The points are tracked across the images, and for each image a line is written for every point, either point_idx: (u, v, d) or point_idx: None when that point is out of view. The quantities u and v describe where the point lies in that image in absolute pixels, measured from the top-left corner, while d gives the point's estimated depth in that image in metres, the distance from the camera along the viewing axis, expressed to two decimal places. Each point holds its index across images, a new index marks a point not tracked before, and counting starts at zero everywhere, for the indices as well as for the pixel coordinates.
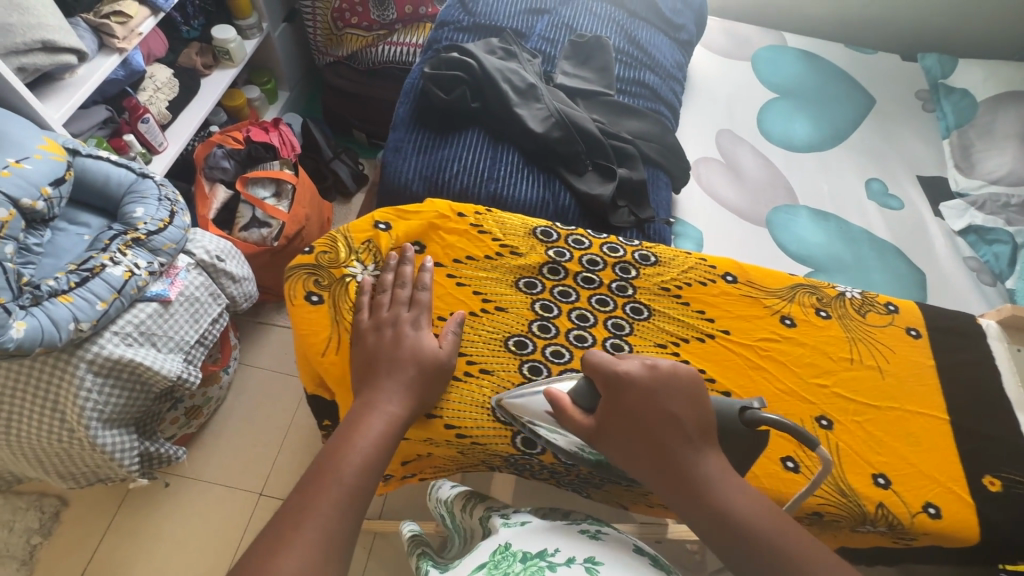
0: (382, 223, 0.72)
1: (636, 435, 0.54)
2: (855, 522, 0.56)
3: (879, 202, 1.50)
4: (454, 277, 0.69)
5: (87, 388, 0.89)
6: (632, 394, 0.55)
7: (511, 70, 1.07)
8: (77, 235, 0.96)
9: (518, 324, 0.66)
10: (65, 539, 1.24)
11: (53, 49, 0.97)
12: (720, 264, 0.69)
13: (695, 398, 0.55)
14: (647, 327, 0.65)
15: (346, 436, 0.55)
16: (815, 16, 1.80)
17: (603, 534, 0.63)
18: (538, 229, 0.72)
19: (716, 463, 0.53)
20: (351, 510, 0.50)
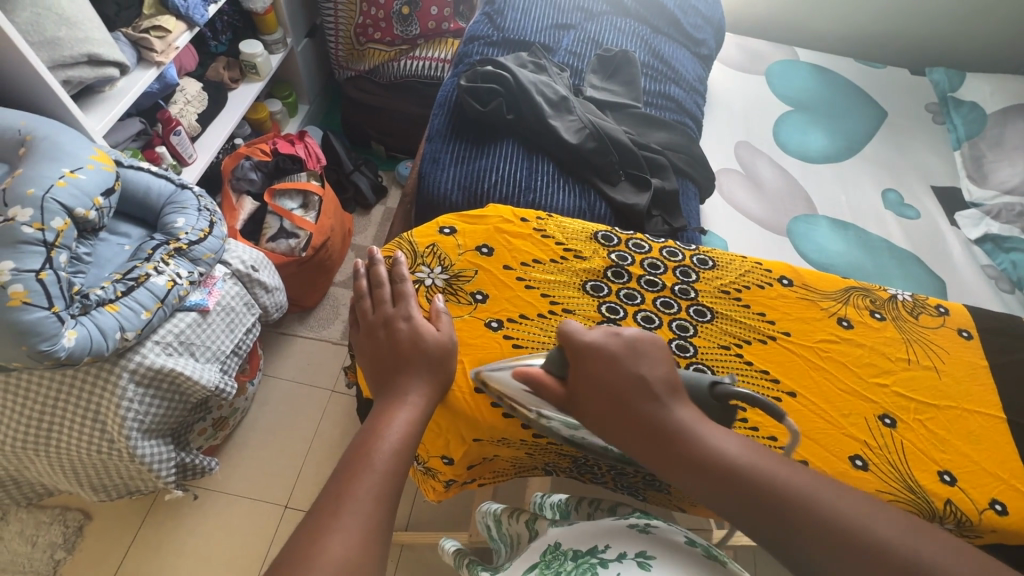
0: (447, 227, 0.72)
1: (616, 405, 0.52)
2: (925, 519, 0.55)
3: (895, 211, 1.53)
4: (522, 280, 0.68)
5: (128, 398, 0.88)
6: (596, 362, 0.54)
7: (543, 84, 1.11)
8: (118, 245, 0.96)
9: (585, 326, 0.65)
10: (89, 554, 1.22)
11: (97, 62, 0.99)
12: (777, 268, 0.70)
13: (662, 360, 0.54)
14: (712, 329, 0.63)
15: (376, 425, 0.53)
16: (824, 32, 1.85)
17: (654, 525, 0.62)
18: (599, 233, 0.72)
19: (687, 415, 0.51)
20: (389, 493, 0.48)
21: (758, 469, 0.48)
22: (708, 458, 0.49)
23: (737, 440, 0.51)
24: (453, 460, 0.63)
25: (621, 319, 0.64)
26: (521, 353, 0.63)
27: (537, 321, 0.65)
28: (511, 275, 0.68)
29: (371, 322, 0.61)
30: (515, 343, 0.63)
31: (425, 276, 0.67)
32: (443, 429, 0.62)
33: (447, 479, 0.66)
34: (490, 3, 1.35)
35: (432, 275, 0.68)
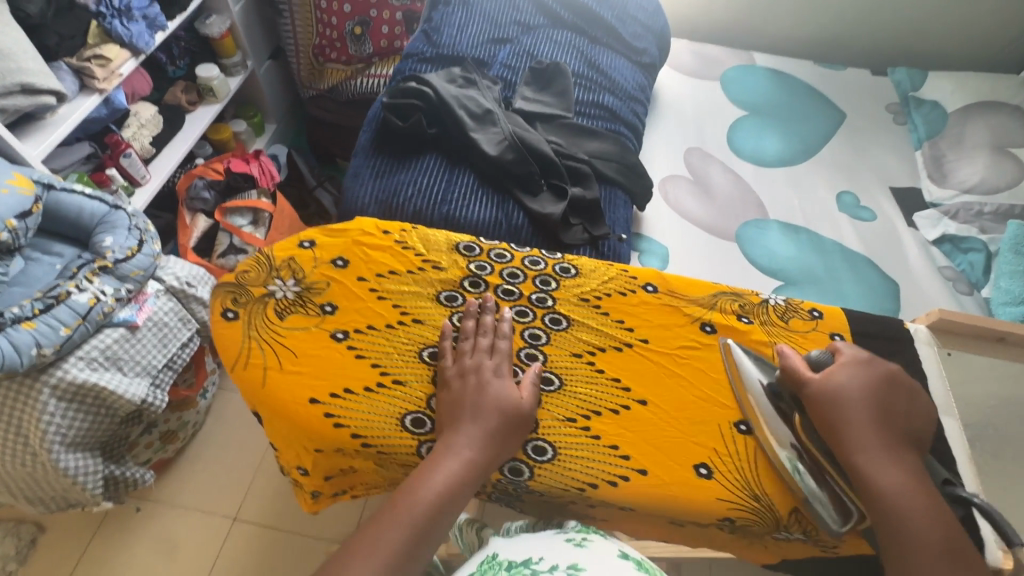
0: (307, 241, 0.72)
1: (855, 403, 0.58)
2: (771, 529, 0.59)
3: (850, 213, 1.51)
4: (374, 290, 0.69)
5: (49, 413, 0.91)
6: (870, 377, 0.60)
7: (466, 97, 1.13)
8: (49, 265, 1.00)
9: (433, 335, 0.66)
10: (40, 566, 1.25)
11: (32, 91, 1.04)
12: (641, 275, 0.72)
13: (920, 411, 0.60)
14: (564, 337, 0.67)
15: (420, 477, 0.55)
16: (783, 35, 1.84)
17: (590, 540, 0.60)
18: (461, 243, 0.73)
19: (911, 469, 0.56)
20: (413, 548, 0.52)
21: (922, 528, 0.52)
22: (892, 486, 0.54)
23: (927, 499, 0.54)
24: (307, 470, 0.62)
25: None
26: (362, 362, 0.63)
27: (384, 331, 0.66)
28: (364, 286, 0.69)
29: (454, 370, 0.61)
30: (359, 353, 0.64)
31: (276, 289, 0.68)
32: (285, 441, 0.61)
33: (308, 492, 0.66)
34: (429, 21, 1.38)
35: (286, 288, 0.69)
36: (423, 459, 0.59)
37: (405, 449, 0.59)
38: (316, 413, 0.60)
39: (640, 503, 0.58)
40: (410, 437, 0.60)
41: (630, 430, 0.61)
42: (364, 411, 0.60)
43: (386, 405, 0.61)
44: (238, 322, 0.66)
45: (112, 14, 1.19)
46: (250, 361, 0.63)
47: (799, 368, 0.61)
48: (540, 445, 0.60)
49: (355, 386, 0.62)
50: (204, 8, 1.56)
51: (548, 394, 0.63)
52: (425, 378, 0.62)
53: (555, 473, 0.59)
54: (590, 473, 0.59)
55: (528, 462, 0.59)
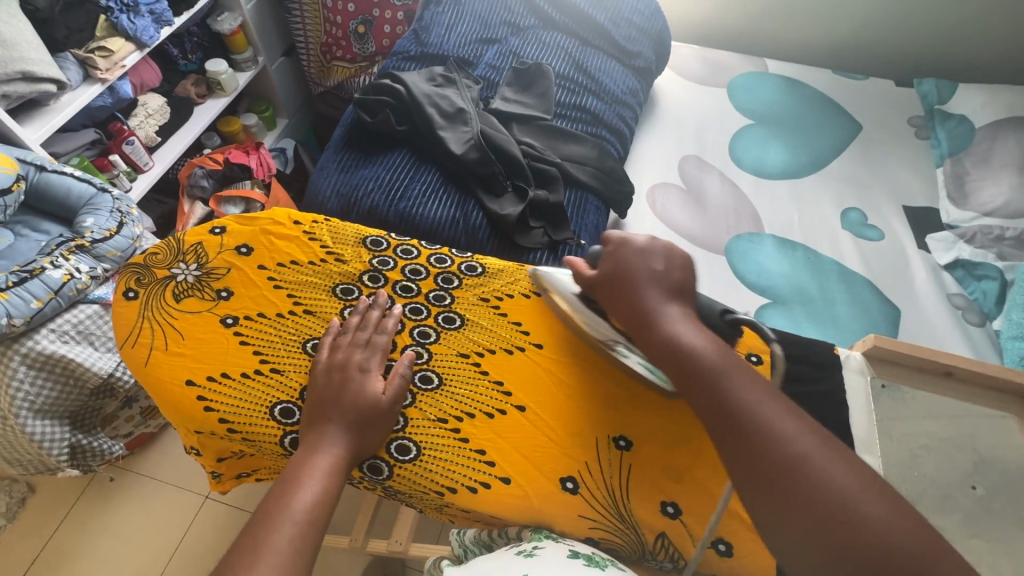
0: (218, 227, 0.74)
1: (619, 280, 0.63)
2: (638, 553, 0.61)
3: (854, 232, 1.41)
4: (272, 279, 0.70)
5: (18, 379, 0.97)
6: (625, 251, 0.65)
7: (440, 96, 1.13)
8: (36, 242, 1.06)
9: (320, 327, 0.67)
10: (27, 523, 1.33)
11: (33, 79, 1.10)
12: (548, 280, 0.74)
13: (682, 262, 0.64)
14: (454, 337, 0.68)
15: (293, 480, 0.55)
16: (802, 42, 1.75)
17: (541, 547, 0.57)
18: (370, 237, 0.74)
19: (679, 310, 0.61)
20: (303, 547, 0.52)
21: (713, 358, 0.56)
22: (672, 334, 0.59)
23: (708, 335, 0.59)
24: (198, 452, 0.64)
25: None
26: (245, 349, 0.65)
27: (272, 320, 0.67)
28: (263, 274, 0.70)
29: (317, 371, 0.62)
30: (243, 340, 0.65)
31: (178, 272, 0.70)
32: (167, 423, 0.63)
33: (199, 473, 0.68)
34: (420, 20, 1.39)
35: (189, 272, 0.71)
36: (285, 449, 0.60)
37: (270, 438, 0.60)
38: (190, 395, 0.62)
39: (497, 511, 0.60)
40: (277, 426, 0.61)
41: (501, 436, 0.62)
42: (238, 399, 0.61)
43: (260, 393, 0.62)
44: (136, 302, 0.68)
45: (120, 9, 1.28)
46: (140, 340, 0.66)
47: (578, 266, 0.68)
48: (405, 445, 0.61)
49: (232, 370, 0.63)
50: (218, 5, 1.63)
51: (424, 393, 0.64)
52: (302, 369, 0.63)
53: (415, 473, 0.60)
54: (450, 476, 0.60)
55: (388, 461, 0.61)
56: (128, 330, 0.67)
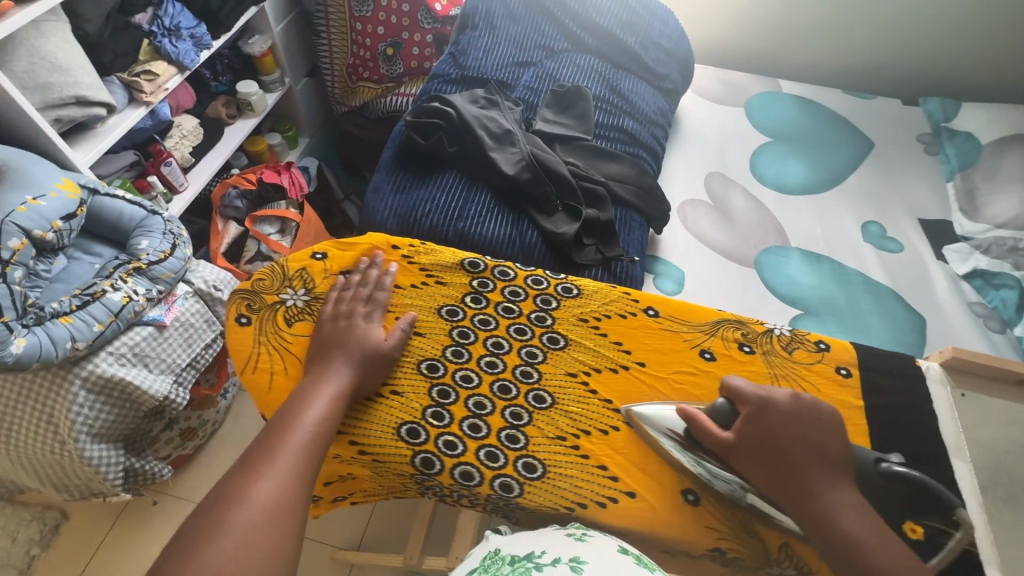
0: (321, 254, 0.79)
1: (773, 454, 0.60)
2: (762, 565, 0.62)
3: (876, 244, 1.47)
4: (377, 305, 0.74)
5: (78, 404, 0.96)
6: (776, 417, 0.61)
7: (488, 118, 1.16)
8: (89, 264, 1.06)
9: (431, 348, 0.70)
10: (61, 551, 1.30)
11: (86, 103, 1.11)
12: (642, 299, 0.75)
13: (833, 430, 0.62)
14: (559, 356, 0.71)
15: (303, 400, 0.64)
16: (812, 63, 1.83)
17: (589, 533, 0.60)
18: (468, 260, 0.78)
19: (838, 492, 0.58)
20: (312, 454, 0.61)
21: (884, 555, 0.54)
22: (842, 528, 0.56)
23: (873, 522, 0.57)
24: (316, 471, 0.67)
25: (468, 344, 0.70)
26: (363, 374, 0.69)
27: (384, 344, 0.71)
28: (367, 300, 0.74)
29: (325, 317, 0.72)
30: (363, 364, 0.69)
31: (287, 298, 0.75)
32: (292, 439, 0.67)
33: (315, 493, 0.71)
34: (457, 43, 1.42)
35: (296, 296, 0.76)
36: (417, 468, 0.63)
37: (403, 458, 0.63)
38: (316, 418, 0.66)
39: (625, 522, 0.62)
40: (407, 447, 0.64)
41: (618, 452, 0.65)
42: (365, 417, 0.65)
43: (385, 414, 0.66)
44: (251, 327, 0.73)
45: (163, 33, 1.29)
46: (260, 365, 0.71)
47: (709, 427, 0.62)
48: (530, 462, 0.63)
49: (357, 395, 0.67)
50: (248, 28, 1.65)
51: (540, 411, 0.67)
52: (421, 390, 0.67)
53: (547, 490, 0.62)
54: (579, 492, 0.63)
55: (517, 479, 0.62)
56: (246, 354, 0.72)
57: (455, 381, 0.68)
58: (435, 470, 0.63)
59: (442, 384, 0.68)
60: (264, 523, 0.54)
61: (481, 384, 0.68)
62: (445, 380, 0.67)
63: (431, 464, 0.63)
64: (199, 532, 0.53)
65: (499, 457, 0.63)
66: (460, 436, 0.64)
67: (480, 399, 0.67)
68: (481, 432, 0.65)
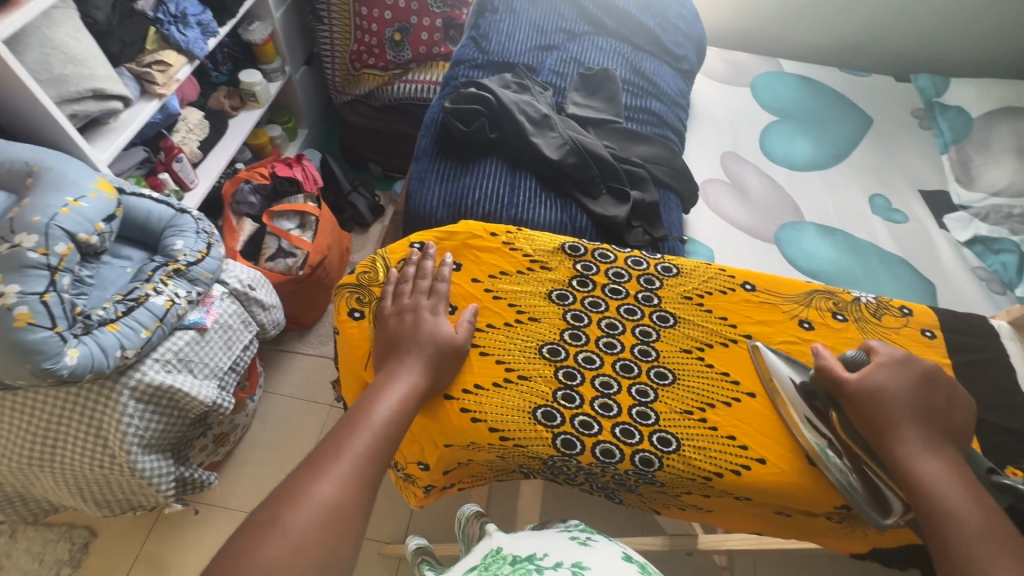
0: (419, 243, 0.76)
1: (889, 401, 0.59)
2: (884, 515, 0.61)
3: (883, 216, 1.53)
4: (489, 290, 0.72)
5: (129, 414, 0.91)
6: (910, 374, 0.61)
7: (526, 103, 1.14)
8: (121, 268, 0.99)
9: (549, 332, 0.69)
10: (93, 570, 1.23)
11: (102, 96, 1.05)
12: (739, 274, 0.75)
13: (960, 409, 0.60)
14: (673, 334, 0.70)
15: (373, 396, 0.59)
16: (808, 43, 1.88)
17: (595, 539, 0.60)
18: (566, 244, 0.77)
19: (944, 455, 0.57)
20: (381, 451, 0.55)
21: (971, 515, 0.52)
22: (927, 476, 0.55)
23: (974, 488, 0.55)
24: (429, 466, 0.65)
25: (585, 325, 0.69)
26: (487, 360, 0.66)
27: (503, 329, 0.69)
28: (479, 287, 0.72)
29: (388, 310, 0.67)
30: (483, 350, 0.67)
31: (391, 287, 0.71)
32: (415, 433, 0.63)
33: (424, 485, 0.68)
34: (476, 28, 1.41)
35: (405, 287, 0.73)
36: (558, 450, 0.61)
37: (540, 441, 0.61)
38: (452, 409, 0.63)
39: (765, 491, 0.62)
40: (545, 430, 0.62)
41: (744, 422, 0.64)
42: (498, 404, 0.63)
43: (515, 400, 0.63)
44: (366, 320, 0.69)
45: (169, 21, 1.22)
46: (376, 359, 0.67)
47: (834, 368, 0.63)
48: (665, 437, 0.62)
49: (484, 381, 0.64)
50: (247, 15, 1.58)
51: (665, 387, 0.66)
52: (548, 374, 0.65)
53: (686, 462, 0.61)
54: (714, 463, 0.62)
55: (657, 453, 0.61)
56: (363, 350, 0.68)
57: (577, 363, 0.66)
58: (577, 450, 0.61)
59: (566, 366, 0.66)
60: (320, 527, 0.47)
61: (604, 364, 0.66)
62: (568, 361, 0.66)
63: (572, 446, 0.61)
64: (249, 533, 0.46)
65: (633, 434, 0.62)
66: (593, 416, 0.63)
67: (606, 378, 0.65)
68: (613, 410, 0.63)
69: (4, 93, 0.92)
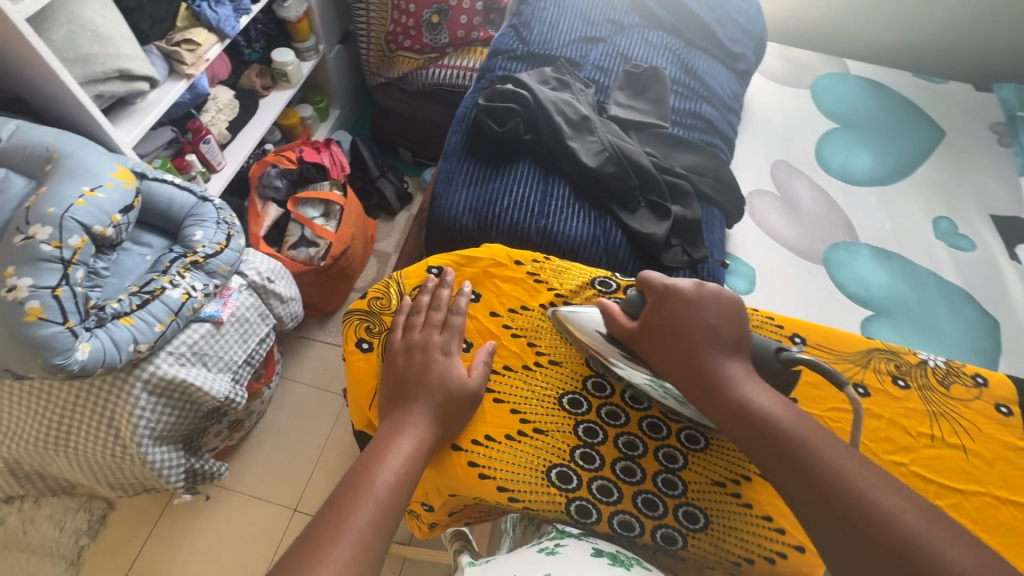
0: (437, 269, 0.73)
1: (672, 341, 0.59)
2: None
3: (947, 242, 1.36)
4: (508, 327, 0.69)
5: (141, 407, 0.91)
6: (675, 302, 0.61)
7: (565, 103, 1.06)
8: (140, 256, 0.97)
9: (571, 379, 0.65)
10: (110, 542, 1.26)
11: (128, 77, 1.02)
12: (788, 325, 0.69)
13: (731, 312, 0.60)
14: None
15: (377, 457, 0.54)
16: (880, 43, 1.71)
17: (564, 545, 0.55)
18: (597, 279, 0.74)
19: (739, 368, 0.57)
20: (386, 526, 0.50)
21: (785, 422, 0.52)
22: (738, 397, 0.55)
23: (776, 393, 0.55)
24: (432, 508, 0.62)
25: (610, 373, 0.66)
26: (502, 408, 0.62)
27: (521, 372, 0.65)
28: (498, 322, 0.69)
29: (394, 349, 0.64)
30: (497, 397, 0.63)
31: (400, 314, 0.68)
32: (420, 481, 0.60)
33: (428, 521, 0.66)
34: (519, 16, 1.32)
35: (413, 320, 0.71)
36: (572, 517, 0.57)
37: (553, 506, 0.57)
38: (460, 461, 0.59)
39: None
40: (559, 493, 0.58)
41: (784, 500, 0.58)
42: (512, 462, 0.59)
43: (530, 456, 0.59)
44: (374, 352, 0.67)
45: None
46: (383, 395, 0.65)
47: (614, 317, 0.63)
48: (691, 511, 0.57)
49: (497, 432, 0.60)
50: None
51: (694, 453, 0.61)
52: (567, 429, 0.61)
53: (712, 542, 0.56)
54: (744, 545, 0.56)
55: (681, 530, 0.56)
56: (370, 384, 0.66)
57: (599, 417, 0.62)
58: (592, 519, 0.57)
59: (587, 421, 0.62)
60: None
61: (629, 421, 0.63)
62: (590, 416, 0.62)
63: (587, 514, 0.57)
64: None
65: (657, 505, 0.57)
66: (613, 480, 0.58)
67: (631, 437, 0.61)
68: (636, 476, 0.59)
69: (28, 71, 0.89)
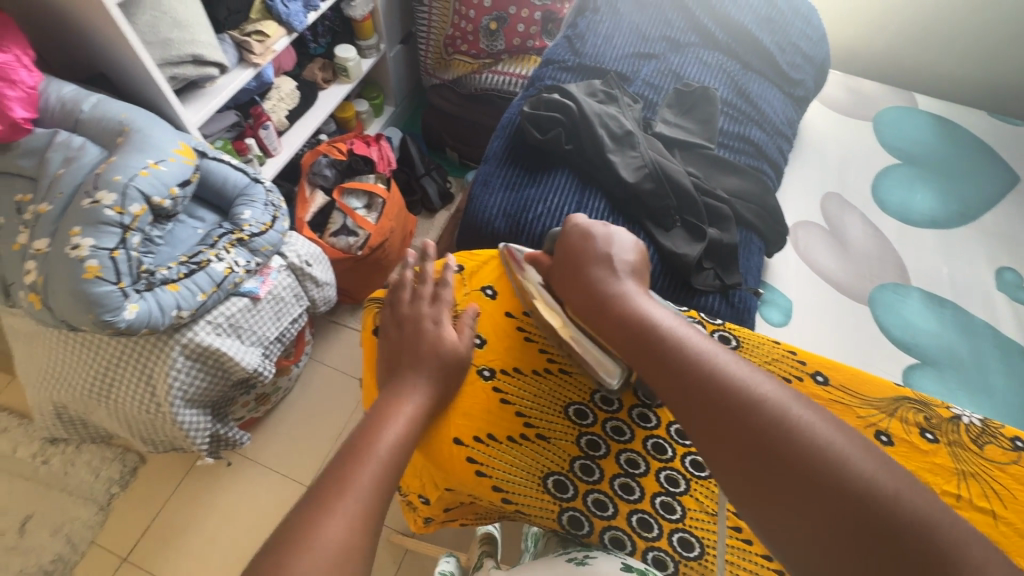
0: (456, 265, 0.77)
1: (574, 267, 0.67)
2: None
3: (1010, 294, 1.25)
4: (521, 329, 0.71)
5: (177, 368, 0.96)
6: (578, 238, 0.69)
7: (610, 116, 1.06)
8: (193, 228, 1.03)
9: (579, 391, 0.66)
10: (138, 493, 1.34)
11: (201, 62, 1.09)
12: (810, 362, 0.68)
13: (632, 253, 0.68)
14: None
15: (378, 419, 0.56)
16: (956, 79, 1.62)
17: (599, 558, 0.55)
18: None
19: (632, 287, 0.64)
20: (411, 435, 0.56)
21: (667, 326, 0.58)
22: (628, 309, 0.61)
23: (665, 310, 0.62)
24: (429, 500, 0.65)
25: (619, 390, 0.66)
26: (508, 409, 0.64)
27: (529, 377, 0.67)
28: (512, 323, 0.71)
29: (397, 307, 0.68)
30: (503, 398, 0.65)
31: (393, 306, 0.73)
32: (419, 472, 0.63)
33: (425, 515, 0.68)
34: (574, 27, 1.34)
35: None
36: (563, 526, 0.59)
37: (547, 514, 0.59)
38: (459, 456, 0.61)
39: None
40: (553, 501, 0.60)
41: None
42: (510, 463, 0.61)
43: (528, 459, 0.61)
44: None
45: None
46: None
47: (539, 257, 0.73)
48: (687, 539, 0.57)
49: (499, 434, 0.62)
50: None
51: (699, 480, 0.60)
52: (569, 439, 0.62)
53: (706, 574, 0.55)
54: None
55: (673, 556, 0.56)
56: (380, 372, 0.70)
57: (602, 432, 0.63)
58: (584, 530, 0.58)
59: (591, 432, 0.63)
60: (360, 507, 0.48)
61: (634, 439, 0.63)
62: (593, 428, 0.63)
63: (579, 525, 0.58)
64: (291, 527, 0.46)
65: (653, 527, 0.57)
66: (610, 496, 0.59)
67: (633, 456, 0.61)
68: (634, 495, 0.59)
69: (114, 52, 0.97)
